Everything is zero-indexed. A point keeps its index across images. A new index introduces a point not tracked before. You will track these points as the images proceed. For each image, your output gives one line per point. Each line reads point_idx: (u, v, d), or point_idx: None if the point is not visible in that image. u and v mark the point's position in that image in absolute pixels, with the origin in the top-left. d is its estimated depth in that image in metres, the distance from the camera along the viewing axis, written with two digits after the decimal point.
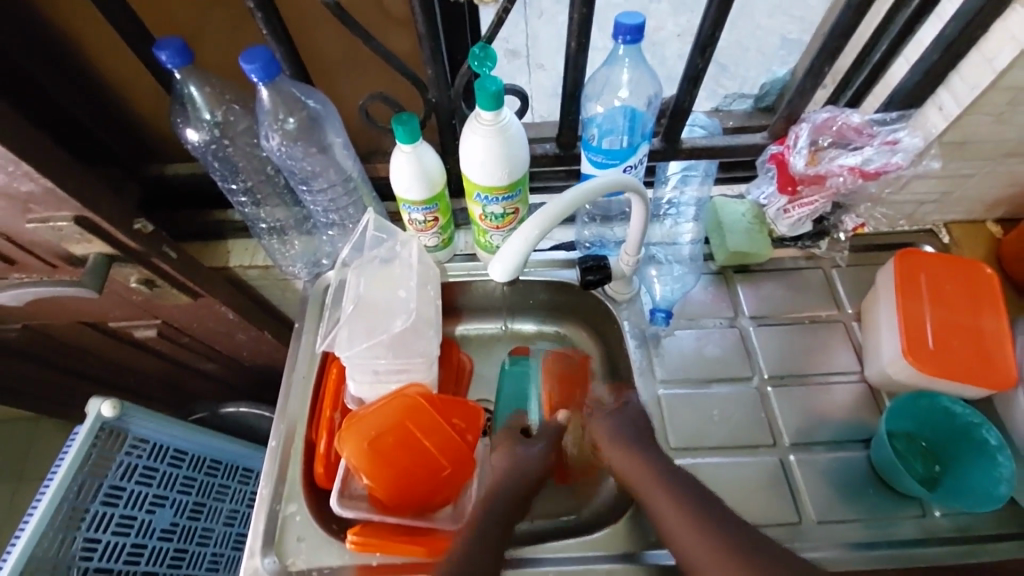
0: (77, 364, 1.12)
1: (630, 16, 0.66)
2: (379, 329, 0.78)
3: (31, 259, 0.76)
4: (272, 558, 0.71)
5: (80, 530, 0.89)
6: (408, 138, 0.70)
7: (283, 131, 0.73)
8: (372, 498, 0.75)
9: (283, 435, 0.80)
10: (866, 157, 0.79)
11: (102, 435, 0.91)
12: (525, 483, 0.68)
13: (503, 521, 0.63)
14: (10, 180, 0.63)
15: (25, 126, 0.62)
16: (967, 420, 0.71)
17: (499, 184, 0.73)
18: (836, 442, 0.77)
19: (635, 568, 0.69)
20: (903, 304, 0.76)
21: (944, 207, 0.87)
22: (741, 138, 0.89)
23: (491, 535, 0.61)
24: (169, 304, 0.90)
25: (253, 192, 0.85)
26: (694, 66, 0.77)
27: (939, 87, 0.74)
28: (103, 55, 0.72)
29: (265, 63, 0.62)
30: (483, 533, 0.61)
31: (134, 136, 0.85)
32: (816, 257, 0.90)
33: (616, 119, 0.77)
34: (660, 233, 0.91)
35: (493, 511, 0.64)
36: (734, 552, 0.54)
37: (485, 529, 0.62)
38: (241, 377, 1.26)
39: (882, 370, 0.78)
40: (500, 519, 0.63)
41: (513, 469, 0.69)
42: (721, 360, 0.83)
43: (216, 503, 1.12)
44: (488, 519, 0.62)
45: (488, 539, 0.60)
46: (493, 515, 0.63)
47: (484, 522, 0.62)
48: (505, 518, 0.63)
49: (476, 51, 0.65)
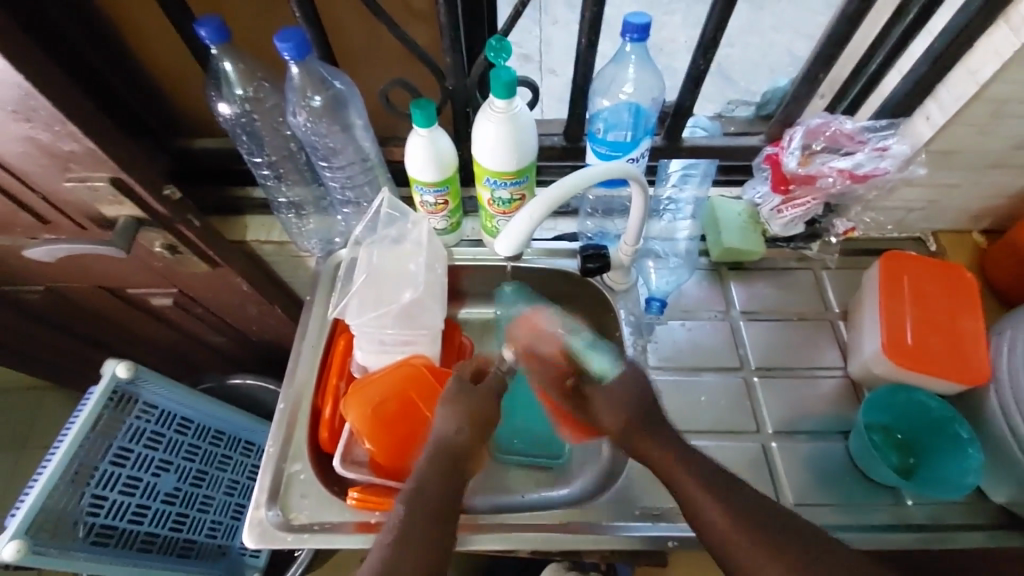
0: (93, 330, 1.17)
1: (637, 16, 0.71)
2: (388, 299, 0.82)
3: (64, 220, 0.81)
4: (276, 511, 0.75)
5: (87, 486, 0.92)
6: (425, 122, 0.75)
7: (308, 108, 0.78)
8: (372, 463, 0.80)
9: (290, 399, 0.84)
10: (856, 162, 0.82)
11: (114, 398, 0.95)
12: (477, 416, 0.69)
13: (457, 460, 0.66)
14: (55, 139, 0.68)
15: (73, 90, 0.66)
16: (941, 414, 0.75)
17: (507, 169, 0.78)
18: (817, 432, 0.81)
19: (619, 539, 0.73)
20: (886, 302, 0.80)
21: (931, 216, 0.92)
22: (740, 140, 0.95)
23: (443, 482, 0.64)
24: (188, 272, 0.95)
25: (275, 166, 0.90)
26: (697, 66, 0.82)
27: (926, 98, 0.78)
28: (142, 34, 0.77)
29: (297, 43, 0.67)
30: (434, 476, 0.65)
31: (166, 112, 0.90)
32: (807, 258, 0.95)
33: (621, 114, 0.81)
34: (658, 228, 0.94)
35: (446, 447, 0.67)
36: (752, 526, 0.60)
37: (438, 480, 0.64)
38: (250, 354, 1.30)
39: (866, 365, 0.81)
40: (448, 457, 0.66)
41: (474, 400, 0.70)
42: (711, 349, 0.87)
43: (218, 472, 1.15)
44: (437, 458, 0.66)
45: (437, 483, 0.64)
46: (444, 454, 0.66)
47: (434, 462, 0.66)
48: (456, 456, 0.66)
49: (493, 43, 0.70)
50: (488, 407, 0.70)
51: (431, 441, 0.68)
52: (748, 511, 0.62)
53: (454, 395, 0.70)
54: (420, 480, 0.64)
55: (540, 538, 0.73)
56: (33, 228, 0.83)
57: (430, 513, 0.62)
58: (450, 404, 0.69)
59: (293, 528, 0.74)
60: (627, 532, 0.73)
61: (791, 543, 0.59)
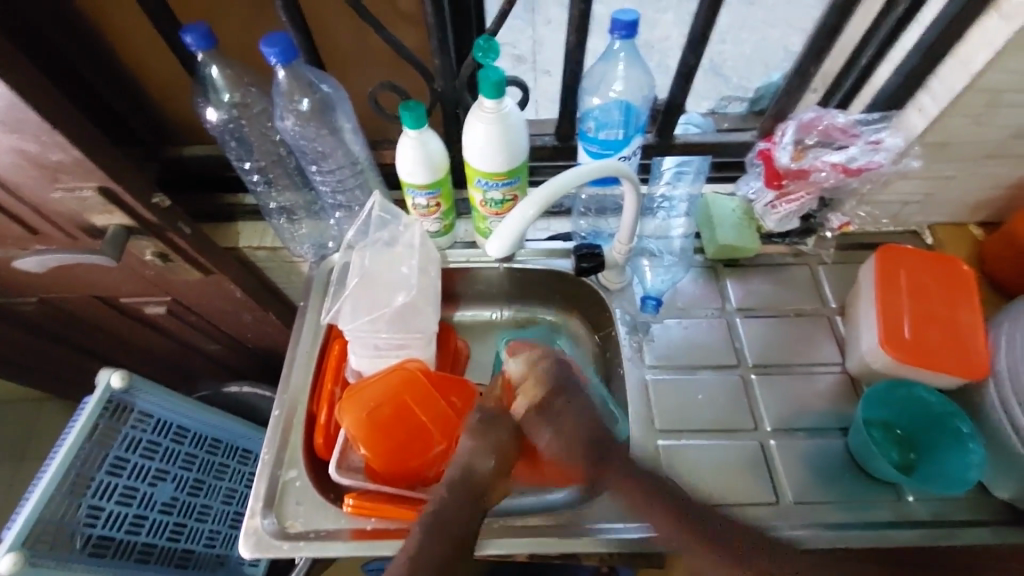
0: (87, 340, 1.16)
1: (625, 13, 0.70)
2: (381, 303, 0.82)
3: (53, 230, 0.81)
4: (271, 519, 0.75)
5: (84, 497, 0.91)
6: (414, 124, 0.74)
7: (297, 112, 0.78)
8: (367, 469, 0.79)
9: (285, 407, 0.84)
10: (850, 156, 0.82)
11: (109, 407, 0.94)
12: (501, 451, 0.66)
13: (479, 491, 0.63)
14: (42, 150, 0.67)
15: (60, 101, 0.66)
16: (942, 409, 0.75)
17: (499, 170, 0.77)
18: (816, 429, 0.80)
19: (596, 542, 0.73)
20: (881, 296, 0.80)
21: (927, 208, 0.91)
22: (733, 136, 0.95)
23: (464, 510, 0.61)
24: (180, 280, 0.94)
25: (265, 172, 0.90)
26: (687, 62, 0.81)
27: (919, 91, 0.78)
28: (127, 41, 0.77)
29: (283, 47, 0.67)
30: (457, 505, 0.61)
31: (155, 119, 0.89)
32: (803, 254, 0.94)
33: (612, 112, 0.80)
34: (653, 227, 0.95)
35: (470, 480, 0.63)
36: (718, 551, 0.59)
37: (459, 505, 0.61)
38: (247, 360, 1.29)
39: (864, 360, 0.81)
40: (473, 487, 0.63)
41: (501, 437, 0.67)
42: (707, 346, 0.86)
43: (215, 481, 1.15)
44: (463, 489, 0.62)
45: (461, 511, 0.61)
46: (467, 483, 0.63)
47: (457, 492, 0.62)
48: (479, 489, 0.63)
49: (480, 43, 0.70)
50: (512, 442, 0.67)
51: (455, 470, 0.64)
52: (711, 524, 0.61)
53: (480, 426, 0.67)
54: (441, 507, 0.61)
55: (519, 544, 0.73)
56: (22, 239, 0.83)
57: (450, 539, 0.59)
58: (477, 435, 0.66)
59: (289, 536, 0.74)
60: (609, 535, 0.73)
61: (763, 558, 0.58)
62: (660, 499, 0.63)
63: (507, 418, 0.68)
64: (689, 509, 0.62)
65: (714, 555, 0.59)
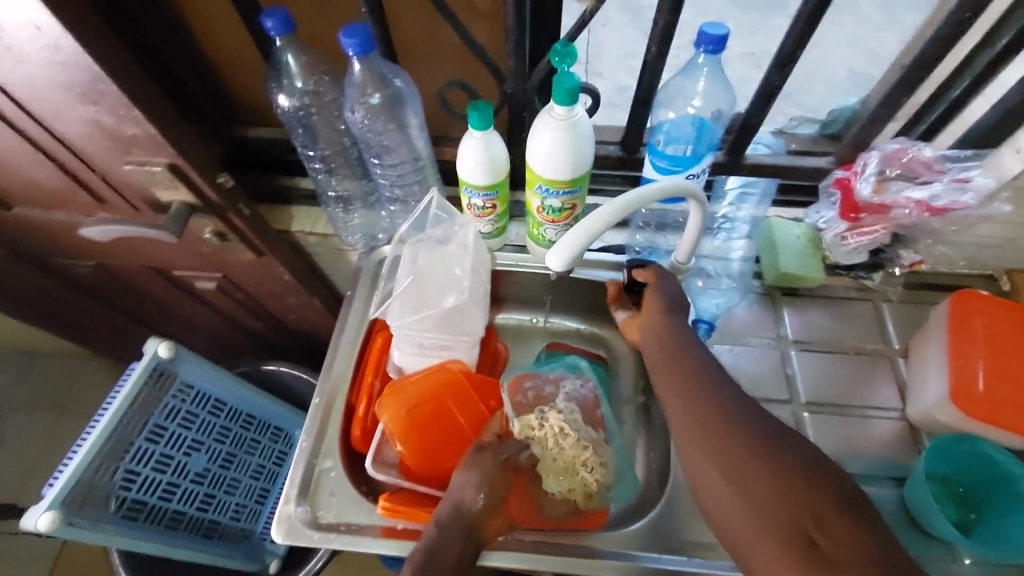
0: (139, 307, 1.19)
1: (715, 27, 0.67)
2: (430, 304, 0.81)
3: (118, 200, 0.82)
4: (305, 508, 0.75)
5: (122, 460, 0.94)
6: (481, 125, 0.73)
7: (366, 106, 0.77)
8: (402, 466, 0.79)
9: (326, 394, 0.84)
10: (933, 193, 0.78)
11: (154, 375, 0.96)
12: (493, 485, 0.70)
13: (473, 529, 0.67)
14: (118, 122, 0.68)
15: (140, 76, 0.67)
16: (1010, 470, 0.70)
17: (562, 177, 0.75)
18: (868, 475, 0.76)
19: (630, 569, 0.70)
20: (955, 344, 0.76)
21: (1007, 253, 0.86)
22: (806, 161, 0.90)
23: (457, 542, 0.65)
24: (233, 259, 0.96)
25: (327, 160, 0.90)
26: (769, 82, 0.78)
27: (1018, 129, 0.73)
28: (207, 20, 0.78)
29: (362, 39, 0.66)
30: (450, 538, 0.65)
31: (223, 99, 0.90)
32: (868, 289, 0.90)
33: (684, 127, 0.78)
34: (712, 246, 0.91)
35: (462, 515, 0.67)
36: (738, 434, 0.54)
37: (450, 538, 0.65)
38: (287, 339, 1.31)
39: (927, 411, 0.76)
40: (466, 524, 0.67)
41: (493, 468, 0.71)
42: (759, 378, 0.83)
43: (246, 456, 1.16)
44: (455, 526, 0.66)
45: (454, 545, 0.64)
46: (457, 518, 0.66)
47: (449, 527, 0.66)
48: (470, 523, 0.67)
49: (558, 48, 0.68)
50: (498, 477, 0.71)
51: (446, 507, 0.67)
52: (736, 411, 0.56)
53: (470, 463, 0.71)
54: (436, 539, 0.64)
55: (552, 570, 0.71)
56: (89, 207, 0.85)
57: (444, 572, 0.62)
58: (467, 471, 0.71)
59: (320, 526, 0.74)
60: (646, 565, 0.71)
61: (783, 450, 0.52)
62: (683, 372, 0.61)
63: (496, 452, 0.73)
64: (699, 378, 0.60)
65: (700, 430, 0.56)
